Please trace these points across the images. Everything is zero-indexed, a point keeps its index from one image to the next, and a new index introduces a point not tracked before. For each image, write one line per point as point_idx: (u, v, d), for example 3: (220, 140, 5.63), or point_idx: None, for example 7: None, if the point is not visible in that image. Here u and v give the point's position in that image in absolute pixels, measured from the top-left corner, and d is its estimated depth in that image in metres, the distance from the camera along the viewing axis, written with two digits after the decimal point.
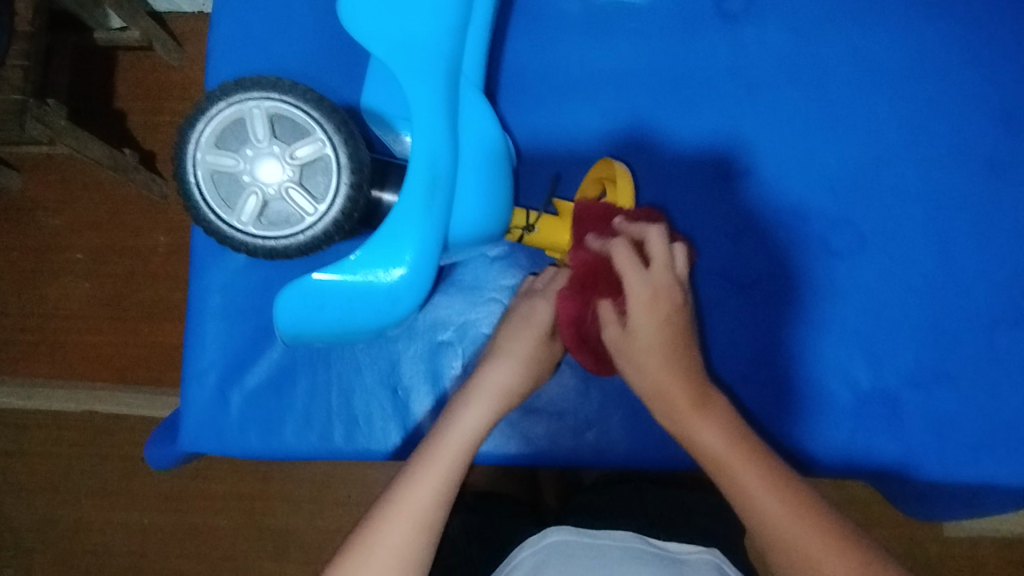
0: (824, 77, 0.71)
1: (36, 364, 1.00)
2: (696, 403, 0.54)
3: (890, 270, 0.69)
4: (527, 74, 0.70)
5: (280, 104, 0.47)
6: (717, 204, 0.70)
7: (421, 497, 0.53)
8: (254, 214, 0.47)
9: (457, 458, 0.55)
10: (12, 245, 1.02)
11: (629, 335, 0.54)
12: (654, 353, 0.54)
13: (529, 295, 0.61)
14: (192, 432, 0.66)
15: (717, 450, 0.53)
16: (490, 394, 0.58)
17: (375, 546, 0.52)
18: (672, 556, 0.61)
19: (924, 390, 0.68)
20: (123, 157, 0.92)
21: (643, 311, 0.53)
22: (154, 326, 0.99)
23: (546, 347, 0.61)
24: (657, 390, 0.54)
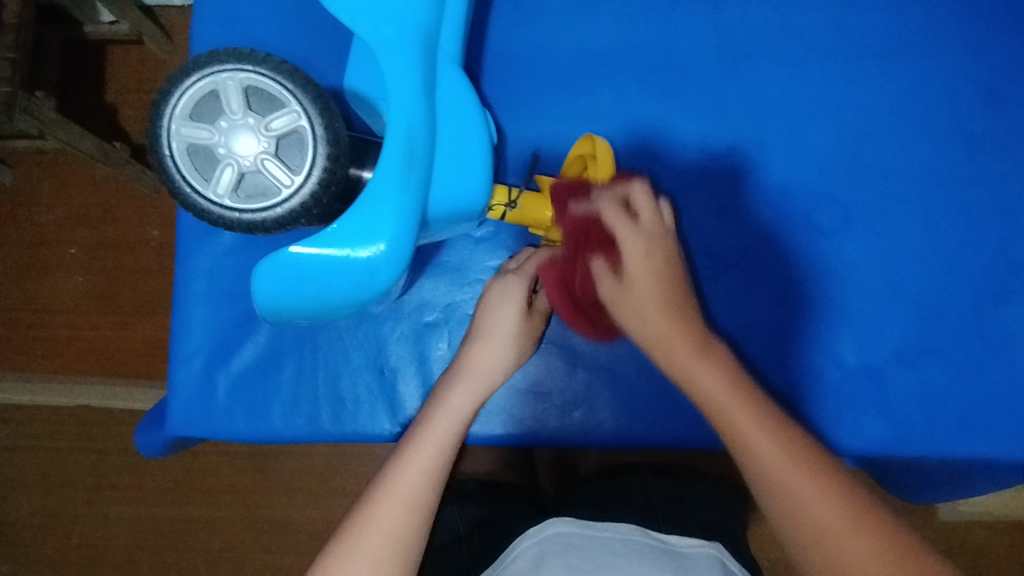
0: (864, 22, 0.63)
1: (31, 357, 0.99)
2: (696, 351, 0.49)
3: (909, 241, 0.62)
4: (528, 31, 0.63)
5: (257, 75, 0.40)
6: (703, 177, 0.62)
7: (412, 476, 0.51)
8: (228, 194, 0.39)
9: (447, 434, 0.53)
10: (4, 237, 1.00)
11: (625, 290, 0.49)
12: (653, 303, 0.49)
13: (500, 275, 0.58)
14: (180, 416, 0.62)
15: (720, 402, 0.47)
16: (475, 377, 0.56)
17: (365, 532, 0.48)
18: (673, 550, 0.57)
19: (934, 372, 0.60)
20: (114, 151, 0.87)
21: (640, 263, 0.49)
22: (148, 324, 0.98)
23: (527, 324, 0.58)
24: (659, 338, 0.49)
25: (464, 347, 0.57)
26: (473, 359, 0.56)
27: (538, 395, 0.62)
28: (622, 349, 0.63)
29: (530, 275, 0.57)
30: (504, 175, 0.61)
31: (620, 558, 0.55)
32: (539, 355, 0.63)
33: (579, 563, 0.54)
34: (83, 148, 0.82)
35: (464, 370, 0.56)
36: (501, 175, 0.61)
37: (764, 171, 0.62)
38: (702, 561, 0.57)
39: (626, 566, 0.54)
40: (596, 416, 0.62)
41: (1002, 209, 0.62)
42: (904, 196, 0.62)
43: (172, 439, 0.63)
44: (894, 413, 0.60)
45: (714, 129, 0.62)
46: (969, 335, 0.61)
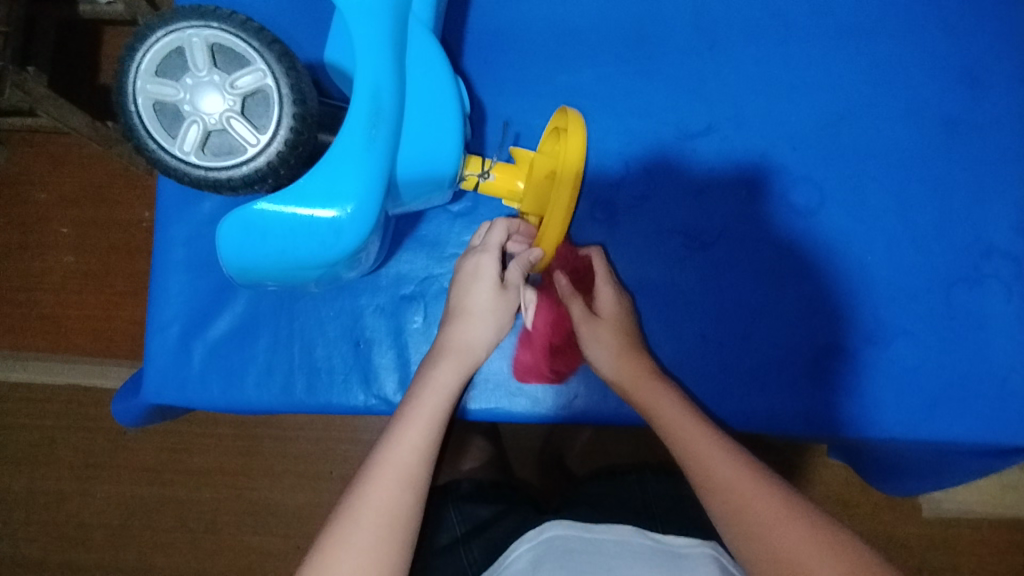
0: (845, 9, 0.64)
1: (20, 335, 0.99)
2: (647, 376, 0.56)
3: (883, 222, 0.62)
4: (509, 7, 0.64)
5: (223, 33, 0.40)
6: (682, 159, 0.63)
7: (406, 450, 0.49)
8: (194, 153, 0.40)
9: (437, 408, 0.52)
10: None
11: (602, 323, 0.58)
12: (615, 340, 0.57)
13: (470, 252, 0.57)
14: (155, 384, 0.62)
15: (668, 414, 0.53)
16: (458, 353, 0.55)
17: (362, 506, 0.46)
18: (668, 551, 0.56)
19: (912, 350, 0.61)
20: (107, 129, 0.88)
21: (615, 307, 0.59)
22: (134, 303, 0.98)
23: (503, 298, 0.56)
24: (624, 374, 0.56)
25: (444, 327, 0.57)
26: (455, 338, 0.56)
27: (517, 371, 0.62)
28: None
29: (496, 250, 0.56)
30: (482, 149, 0.62)
31: (614, 560, 0.54)
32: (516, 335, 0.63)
33: (574, 564, 0.54)
34: (73, 125, 0.82)
35: (445, 348, 0.55)
36: (479, 148, 0.62)
37: (740, 152, 0.63)
38: (697, 562, 0.54)
39: (616, 568, 0.53)
40: (568, 392, 0.62)
41: (975, 193, 0.63)
42: (878, 178, 0.63)
43: (147, 407, 0.63)
44: (869, 394, 0.60)
45: (692, 110, 0.63)
46: (939, 316, 0.61)
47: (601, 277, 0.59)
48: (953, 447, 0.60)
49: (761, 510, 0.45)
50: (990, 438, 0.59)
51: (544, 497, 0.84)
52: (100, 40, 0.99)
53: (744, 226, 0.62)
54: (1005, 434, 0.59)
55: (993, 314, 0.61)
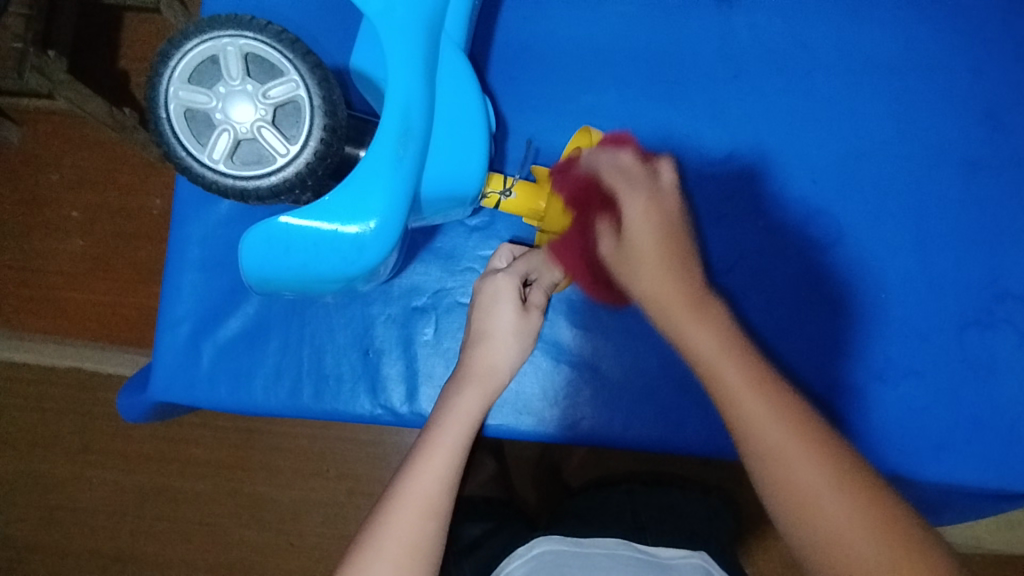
0: (870, 41, 0.64)
1: (25, 317, 0.99)
2: (692, 304, 0.48)
3: (899, 261, 0.62)
4: (537, 25, 0.64)
5: (257, 42, 0.40)
6: (702, 184, 0.63)
7: (428, 480, 0.49)
8: (223, 161, 0.40)
9: (458, 436, 0.52)
10: (5, 195, 1.00)
11: (626, 249, 0.50)
12: (653, 257, 0.49)
13: (490, 276, 0.57)
14: (162, 381, 0.61)
15: (707, 349, 0.47)
16: (479, 378, 0.55)
17: (385, 539, 0.47)
18: (660, 562, 0.57)
19: (921, 390, 0.61)
20: (124, 117, 0.88)
21: (636, 216, 0.49)
22: (140, 292, 0.98)
23: (526, 319, 0.56)
24: (658, 295, 0.48)
25: (465, 353, 0.57)
26: (477, 360, 0.55)
27: (526, 389, 0.62)
28: (606, 349, 0.63)
29: (520, 274, 0.56)
30: (503, 164, 0.62)
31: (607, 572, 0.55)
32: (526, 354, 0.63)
33: None
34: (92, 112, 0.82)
35: (469, 374, 0.55)
36: (499, 165, 0.62)
37: (760, 178, 0.63)
38: (686, 570, 0.57)
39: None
40: (575, 412, 0.62)
41: (992, 234, 0.63)
42: (896, 215, 0.63)
43: (153, 404, 0.63)
44: (877, 432, 0.60)
45: (715, 135, 0.63)
46: (951, 359, 0.61)
47: (620, 189, 0.50)
48: (957, 488, 0.60)
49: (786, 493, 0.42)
50: (995, 481, 0.59)
51: (539, 511, 0.84)
52: (121, 26, 0.98)
53: (758, 256, 0.62)
54: (1010, 478, 0.59)
55: (1002, 358, 0.61)
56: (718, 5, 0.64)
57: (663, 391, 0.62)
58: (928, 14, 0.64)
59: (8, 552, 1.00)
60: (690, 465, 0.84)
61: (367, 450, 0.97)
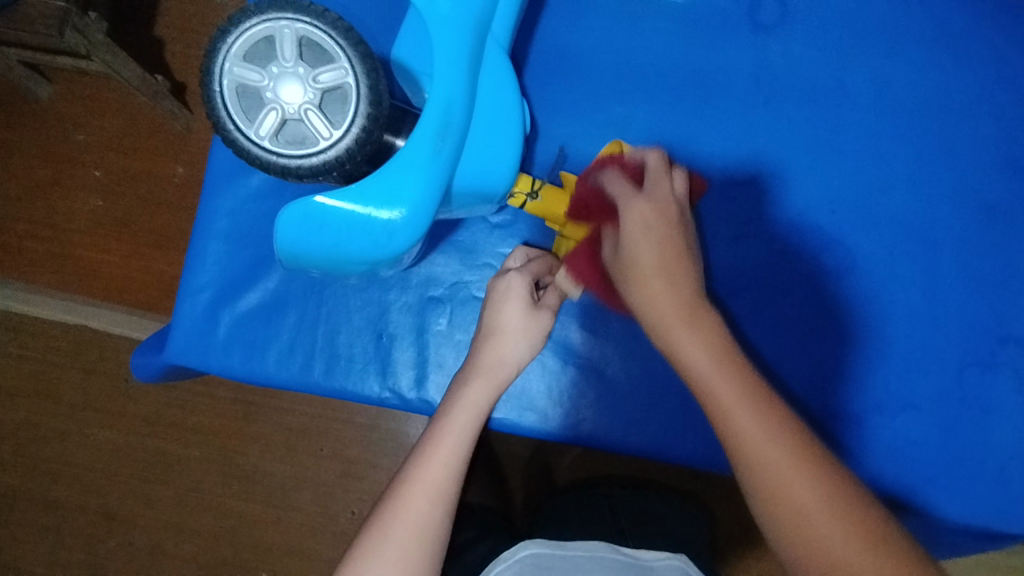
0: (899, 80, 0.65)
1: (37, 272, 1.00)
2: (684, 315, 0.48)
3: (907, 297, 0.64)
4: (575, 34, 0.65)
5: (313, 27, 0.42)
6: (720, 205, 0.64)
7: (436, 467, 0.51)
8: (269, 138, 0.42)
9: (466, 427, 0.53)
10: (32, 150, 1.02)
11: (622, 255, 0.50)
12: (653, 267, 0.49)
13: (502, 274, 0.59)
14: (177, 346, 0.62)
15: (702, 368, 0.46)
16: (491, 369, 0.55)
17: (394, 521, 0.49)
18: (640, 565, 0.59)
19: (915, 423, 0.62)
20: (155, 83, 0.90)
21: (635, 224, 0.49)
22: (154, 257, 1.00)
23: (535, 315, 0.57)
24: (663, 310, 0.48)
25: (478, 346, 0.58)
26: (488, 354, 0.56)
27: (527, 386, 0.64)
28: (613, 355, 0.64)
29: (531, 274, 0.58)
30: (529, 166, 0.63)
31: None
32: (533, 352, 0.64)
33: None
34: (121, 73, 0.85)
35: (478, 366, 0.55)
36: (527, 167, 0.63)
37: (778, 204, 0.64)
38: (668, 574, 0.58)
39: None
40: (577, 414, 0.63)
41: (1001, 279, 0.64)
42: (908, 252, 0.64)
43: (166, 367, 0.64)
44: (869, 463, 0.61)
45: (738, 159, 0.64)
46: (949, 397, 0.63)
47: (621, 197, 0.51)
48: (947, 524, 0.61)
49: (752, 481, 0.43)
50: (982, 520, 0.61)
51: (522, 510, 0.86)
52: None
53: (767, 279, 0.64)
54: (997, 518, 0.60)
55: (1001, 402, 0.62)
56: (754, 31, 0.65)
57: (664, 401, 0.63)
58: (959, 58, 0.66)
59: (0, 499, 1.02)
60: (674, 476, 0.85)
61: (362, 434, 0.98)
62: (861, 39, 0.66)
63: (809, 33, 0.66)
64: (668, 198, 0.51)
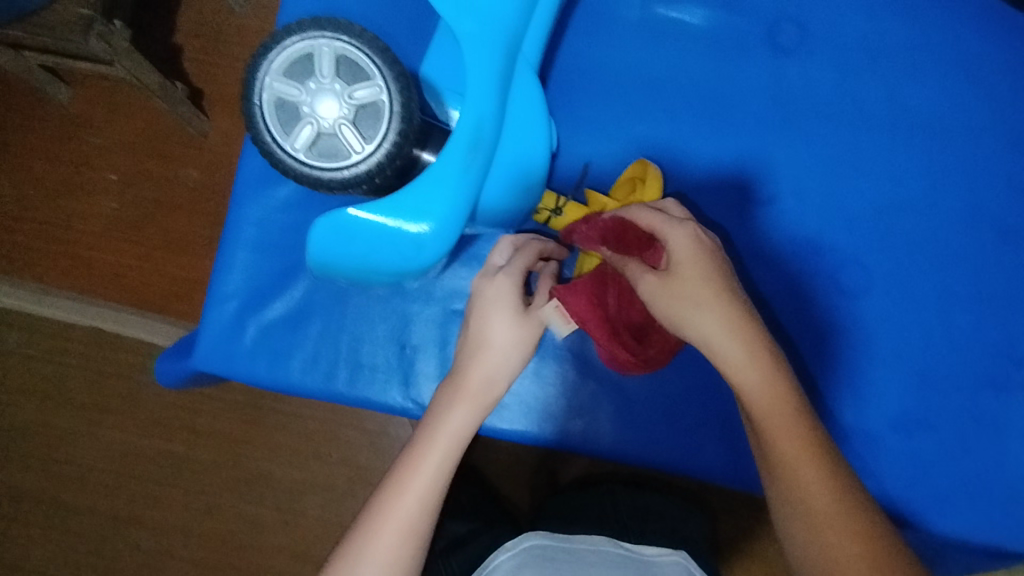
0: (915, 104, 0.66)
1: (50, 273, 1.01)
2: (750, 344, 0.48)
3: (923, 318, 0.64)
4: (598, 52, 0.66)
5: (350, 46, 0.43)
6: (739, 223, 0.65)
7: (409, 502, 0.51)
8: (303, 150, 0.43)
9: (444, 460, 0.52)
10: (49, 153, 1.03)
11: (674, 278, 0.48)
12: (713, 293, 0.47)
13: (490, 278, 0.55)
14: (204, 353, 0.63)
15: (762, 400, 0.47)
16: (474, 393, 0.53)
17: (364, 553, 0.50)
18: (641, 559, 0.63)
19: (930, 441, 0.63)
20: (172, 89, 0.91)
21: (689, 252, 0.48)
22: (167, 260, 1.01)
23: (522, 329, 0.54)
24: (726, 337, 0.47)
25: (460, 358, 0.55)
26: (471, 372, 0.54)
27: (547, 398, 0.64)
28: None
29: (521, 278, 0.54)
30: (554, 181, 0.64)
31: (594, 568, 0.58)
32: (553, 363, 0.64)
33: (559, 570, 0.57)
34: (144, 80, 0.87)
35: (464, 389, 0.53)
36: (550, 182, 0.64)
37: (795, 221, 0.65)
38: (667, 568, 0.62)
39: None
40: (595, 426, 0.64)
41: (1015, 300, 0.65)
42: (923, 272, 0.65)
43: (191, 373, 0.65)
44: (883, 481, 0.62)
45: (756, 177, 0.65)
46: (962, 416, 0.63)
47: (662, 226, 0.50)
48: (957, 541, 0.62)
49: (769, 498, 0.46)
50: (994, 539, 0.61)
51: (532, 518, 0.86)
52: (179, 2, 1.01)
53: (785, 296, 0.64)
54: (1009, 538, 0.61)
55: (1014, 422, 0.63)
56: (773, 52, 0.66)
57: (681, 415, 0.64)
58: (973, 82, 0.67)
59: (11, 498, 1.02)
60: (681, 486, 0.86)
61: (372, 440, 0.99)
62: (877, 61, 0.67)
63: (826, 56, 0.67)
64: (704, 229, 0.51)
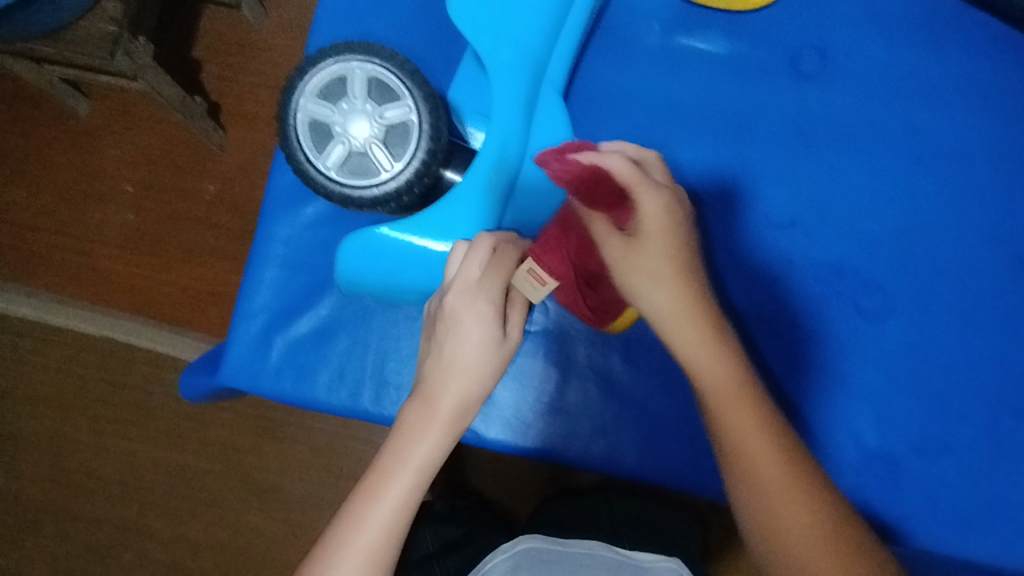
0: (938, 130, 0.66)
1: (67, 283, 1.02)
2: (705, 325, 0.48)
3: (945, 343, 0.64)
4: (625, 77, 0.67)
5: (382, 68, 0.44)
6: (762, 246, 0.65)
7: (373, 532, 0.48)
8: (335, 169, 0.44)
9: (411, 488, 0.48)
10: (67, 164, 1.04)
11: (640, 248, 0.47)
12: (674, 269, 0.47)
13: (467, 293, 0.48)
14: (231, 368, 0.64)
15: (721, 386, 0.47)
16: (447, 419, 0.49)
17: None
18: (636, 565, 0.61)
19: (950, 466, 0.63)
20: (192, 103, 0.93)
21: (659, 222, 0.47)
22: (181, 271, 1.01)
23: (499, 350, 0.49)
24: (680, 316, 0.47)
25: (430, 378, 0.49)
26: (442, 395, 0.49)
27: (570, 419, 0.63)
28: (656, 389, 0.63)
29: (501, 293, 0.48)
30: None
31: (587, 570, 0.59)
32: (577, 383, 0.64)
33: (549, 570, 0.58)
34: (164, 94, 0.88)
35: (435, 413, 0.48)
36: None
37: (816, 244, 0.65)
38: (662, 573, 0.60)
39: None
40: (619, 449, 0.63)
41: None
42: (945, 297, 0.65)
43: (217, 388, 0.66)
44: (902, 503, 0.62)
45: (778, 200, 0.66)
46: (984, 442, 0.63)
47: (636, 186, 0.48)
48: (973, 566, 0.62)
49: (770, 515, 0.43)
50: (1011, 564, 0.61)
51: None
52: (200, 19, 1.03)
53: (807, 319, 0.64)
54: None
55: None
56: (795, 78, 0.67)
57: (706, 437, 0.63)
58: (996, 108, 0.67)
59: (22, 505, 1.03)
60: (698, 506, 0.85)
61: None
62: (899, 86, 0.67)
63: (849, 82, 0.67)
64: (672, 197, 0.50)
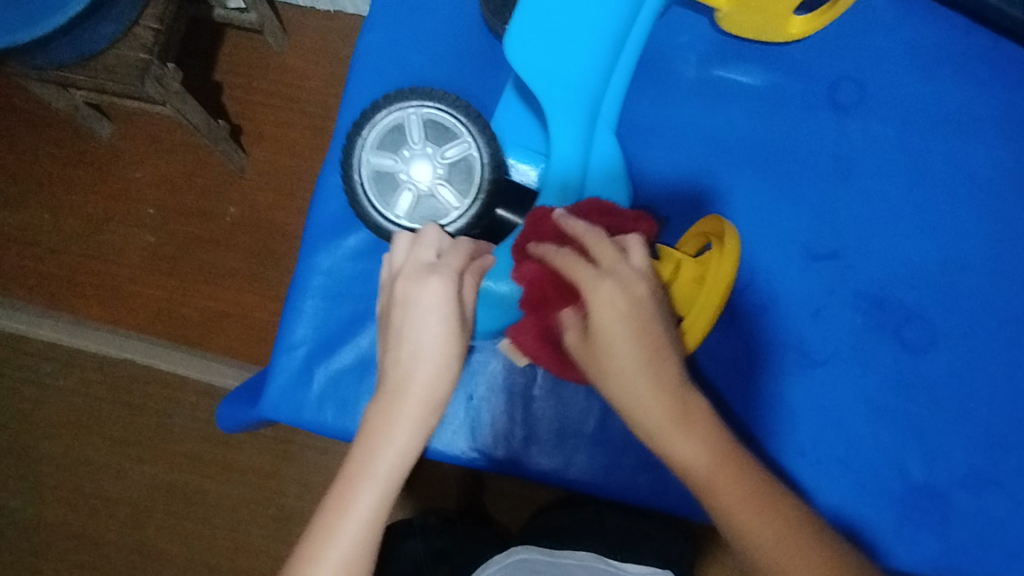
0: (975, 160, 0.67)
1: (88, 306, 1.03)
2: (676, 415, 0.44)
3: (990, 375, 0.64)
4: (662, 109, 0.68)
5: (435, 110, 0.52)
6: (803, 276, 0.65)
7: (343, 543, 0.46)
8: (406, 213, 0.52)
9: (381, 489, 0.46)
10: (90, 188, 1.05)
11: (594, 348, 0.46)
12: (631, 365, 0.45)
13: (421, 278, 0.47)
14: (272, 400, 0.63)
15: (702, 468, 0.44)
16: (411, 407, 0.46)
17: None
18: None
19: (999, 500, 0.62)
20: (216, 127, 0.93)
21: (606, 319, 0.45)
22: (202, 294, 1.01)
23: (459, 330, 0.48)
24: (646, 409, 0.44)
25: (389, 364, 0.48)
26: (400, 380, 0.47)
27: (612, 451, 0.63)
28: None
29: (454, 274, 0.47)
30: None
31: None
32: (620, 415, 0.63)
33: None
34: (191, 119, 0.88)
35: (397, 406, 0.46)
36: None
37: (855, 273, 0.65)
38: None
39: None
40: (664, 481, 0.62)
41: None
42: (987, 328, 0.64)
43: (257, 420, 0.65)
44: (952, 538, 0.61)
45: (818, 230, 0.66)
46: None
47: (583, 284, 0.46)
48: None
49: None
50: None
51: None
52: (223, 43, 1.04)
53: (849, 349, 0.64)
54: None
55: None
56: (834, 110, 0.67)
57: None
58: None
59: (37, 529, 1.02)
60: None
61: None
62: (935, 116, 0.67)
63: (885, 112, 0.67)
64: (636, 278, 0.47)
